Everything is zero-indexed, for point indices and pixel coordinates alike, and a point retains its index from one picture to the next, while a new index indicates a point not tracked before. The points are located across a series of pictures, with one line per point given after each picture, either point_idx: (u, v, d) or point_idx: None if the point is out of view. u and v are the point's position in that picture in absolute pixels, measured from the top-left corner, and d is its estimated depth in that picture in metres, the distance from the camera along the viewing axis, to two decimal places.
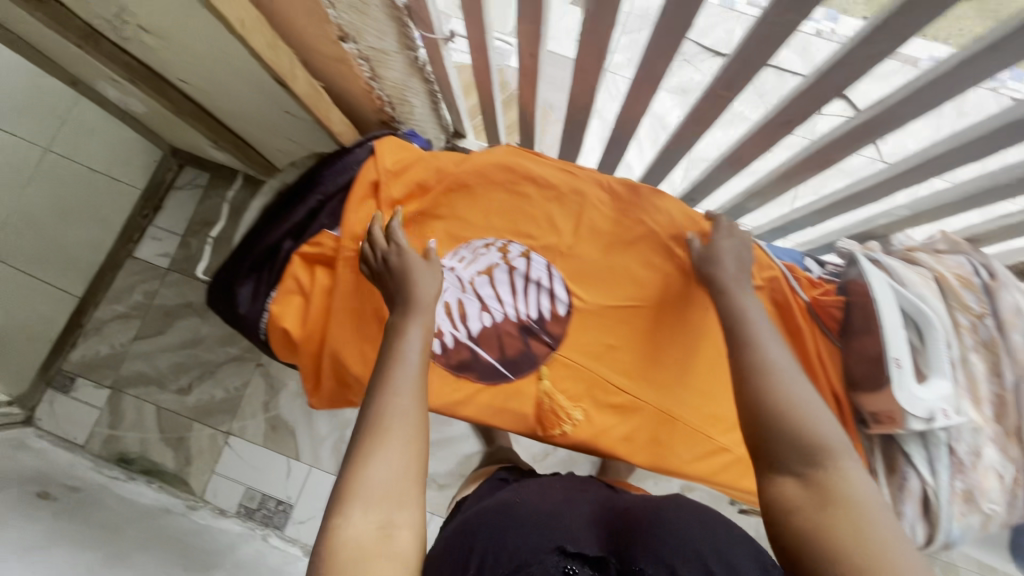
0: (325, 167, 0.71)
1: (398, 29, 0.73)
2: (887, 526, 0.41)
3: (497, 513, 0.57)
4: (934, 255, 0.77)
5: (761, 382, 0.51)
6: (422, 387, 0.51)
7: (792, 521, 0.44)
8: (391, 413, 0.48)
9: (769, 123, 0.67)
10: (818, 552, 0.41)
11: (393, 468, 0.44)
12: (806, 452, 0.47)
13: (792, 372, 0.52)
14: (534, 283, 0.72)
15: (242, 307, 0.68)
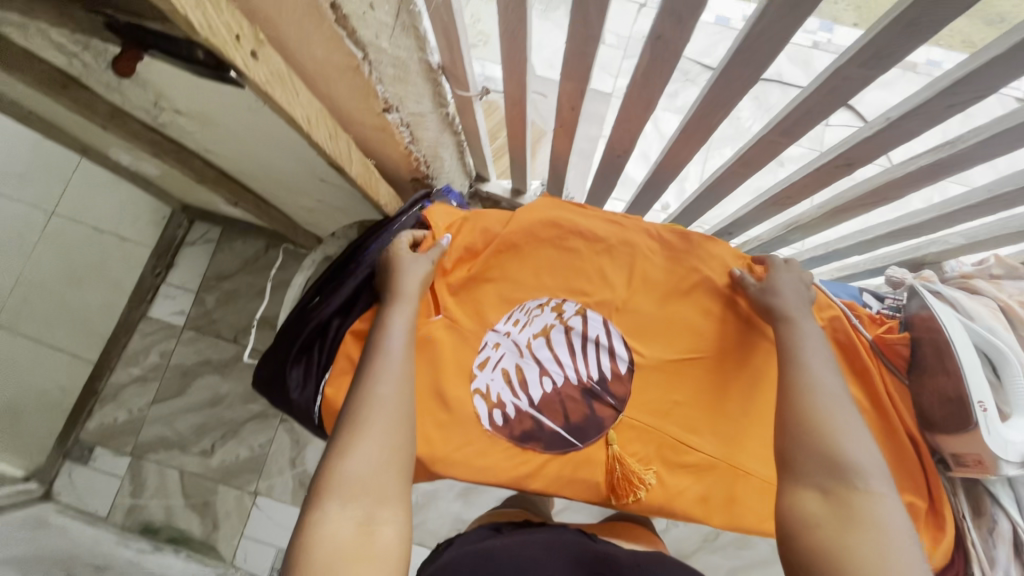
0: (371, 239, 0.69)
1: (432, 90, 0.72)
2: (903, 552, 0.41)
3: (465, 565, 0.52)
4: (992, 282, 0.76)
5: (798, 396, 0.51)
6: (408, 379, 0.51)
7: (811, 537, 0.44)
8: (381, 398, 0.48)
9: (826, 165, 0.65)
10: (826, 568, 0.42)
11: (378, 460, 0.44)
12: (829, 465, 0.46)
13: (831, 393, 0.51)
14: (592, 342, 0.69)
15: (293, 392, 0.64)
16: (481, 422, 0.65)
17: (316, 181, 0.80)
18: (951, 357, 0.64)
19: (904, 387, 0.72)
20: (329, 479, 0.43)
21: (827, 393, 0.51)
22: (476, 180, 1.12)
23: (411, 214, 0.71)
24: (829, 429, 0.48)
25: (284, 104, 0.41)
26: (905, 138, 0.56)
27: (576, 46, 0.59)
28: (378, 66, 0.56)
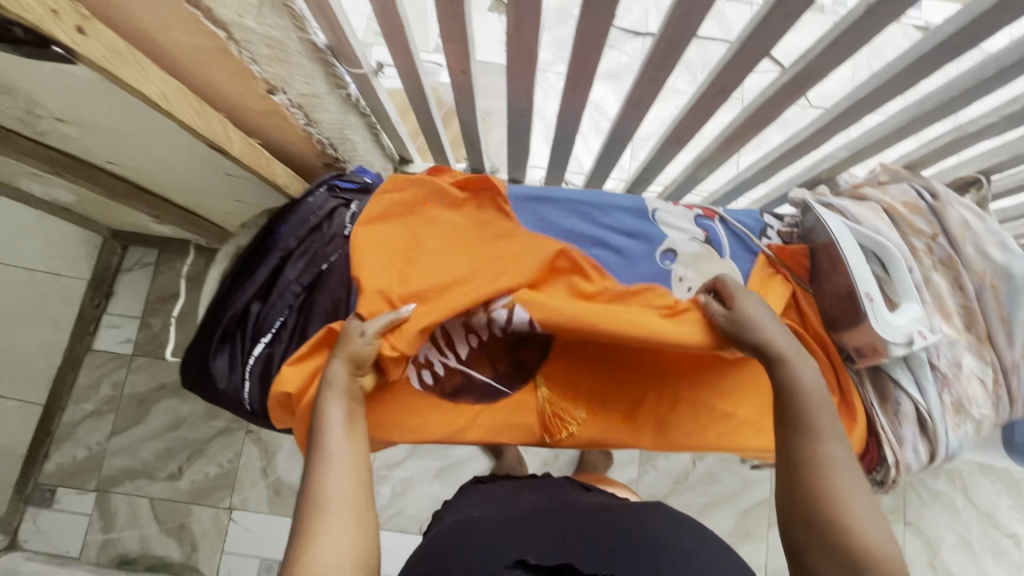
0: (280, 223, 0.70)
1: (325, 70, 0.73)
2: None
3: (464, 534, 0.54)
4: (879, 188, 0.81)
5: (816, 478, 0.49)
6: (360, 476, 0.51)
7: None
8: (332, 493, 0.48)
9: (705, 95, 0.69)
10: None
11: (338, 554, 0.44)
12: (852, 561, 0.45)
13: (848, 471, 0.50)
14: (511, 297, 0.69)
15: (221, 381, 0.66)
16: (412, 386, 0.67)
17: (224, 177, 0.79)
18: (841, 258, 0.68)
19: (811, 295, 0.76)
20: None
21: (845, 470, 0.49)
22: (400, 162, 1.13)
23: (319, 194, 0.71)
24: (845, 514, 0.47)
25: (132, 81, 0.41)
26: (762, 56, 0.59)
27: (444, 5, 0.60)
28: (250, 46, 0.57)
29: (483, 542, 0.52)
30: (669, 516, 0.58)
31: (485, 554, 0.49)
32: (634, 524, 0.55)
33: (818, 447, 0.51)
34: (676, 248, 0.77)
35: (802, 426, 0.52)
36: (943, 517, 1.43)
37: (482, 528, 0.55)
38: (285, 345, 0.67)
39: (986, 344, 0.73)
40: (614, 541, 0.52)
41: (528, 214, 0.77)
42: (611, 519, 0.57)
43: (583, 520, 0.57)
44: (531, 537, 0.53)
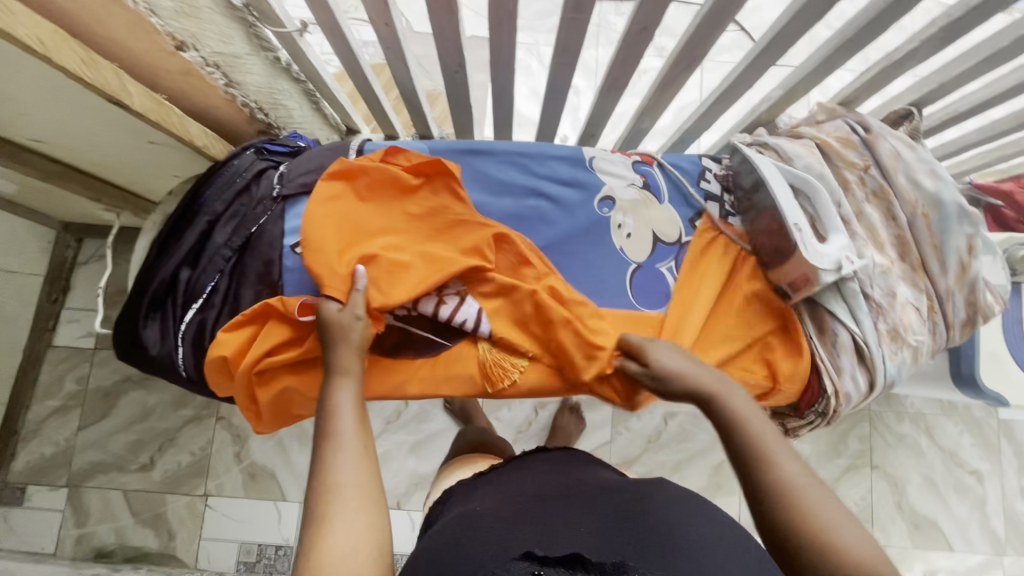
0: (207, 187, 0.68)
1: (245, 31, 0.71)
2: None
3: (467, 531, 0.49)
4: (816, 126, 0.81)
5: (782, 501, 0.50)
6: (367, 459, 0.53)
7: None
8: (343, 480, 0.50)
9: (628, 35, 0.68)
10: None
11: (355, 540, 0.46)
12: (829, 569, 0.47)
13: (807, 486, 0.51)
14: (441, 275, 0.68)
15: (152, 349, 0.65)
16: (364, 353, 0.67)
17: (151, 147, 0.77)
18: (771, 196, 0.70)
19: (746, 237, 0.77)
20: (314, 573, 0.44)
21: (808, 488, 0.50)
22: (347, 133, 1.11)
23: (246, 155, 0.70)
24: (807, 525, 0.48)
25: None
26: None
27: None
28: None
29: (489, 544, 0.46)
30: (680, 495, 0.53)
31: (491, 554, 0.45)
32: (642, 509, 0.51)
33: (777, 470, 0.52)
34: (614, 194, 0.77)
35: (754, 453, 0.54)
36: (908, 459, 1.47)
37: (488, 522, 0.50)
38: (217, 311, 0.66)
39: (920, 272, 0.74)
40: (623, 532, 0.48)
41: (463, 168, 0.76)
42: (615, 500, 0.52)
43: (590, 501, 0.53)
44: (540, 530, 0.48)
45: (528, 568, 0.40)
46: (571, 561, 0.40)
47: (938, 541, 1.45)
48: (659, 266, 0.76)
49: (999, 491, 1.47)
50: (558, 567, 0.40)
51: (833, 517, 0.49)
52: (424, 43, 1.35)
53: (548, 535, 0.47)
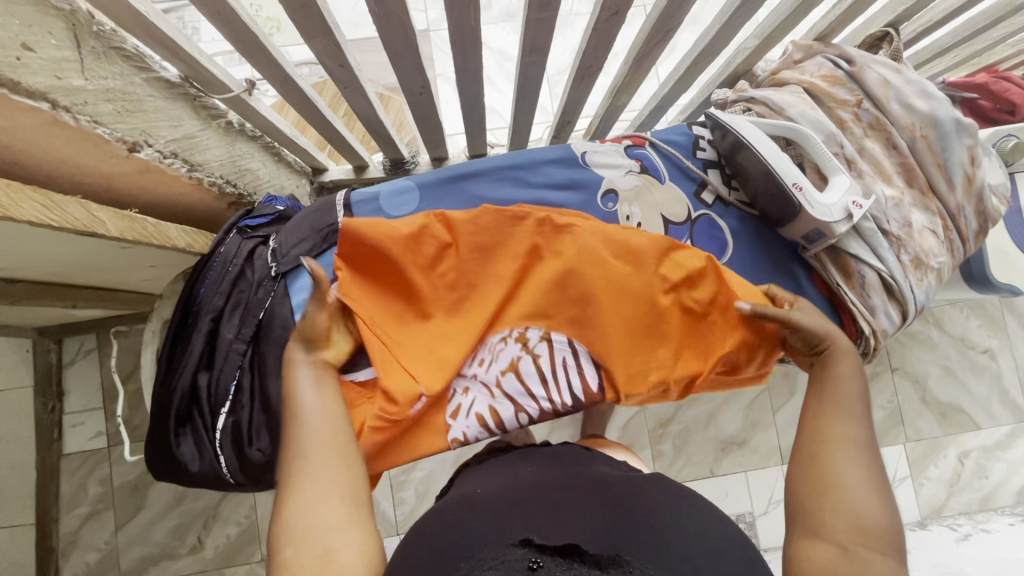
0: (199, 284, 0.64)
1: (191, 106, 0.64)
2: (865, 500, 0.48)
3: (464, 514, 0.46)
4: (795, 67, 0.79)
5: (830, 444, 0.52)
6: (332, 418, 0.53)
7: (799, 476, 0.52)
8: (306, 445, 0.50)
9: (599, 22, 0.64)
10: (811, 487, 0.50)
11: (320, 498, 0.47)
12: (842, 515, 0.47)
13: (853, 448, 0.52)
14: (563, 366, 0.64)
15: (193, 466, 0.62)
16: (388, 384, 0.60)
17: (122, 250, 0.71)
18: (756, 156, 0.69)
19: (754, 212, 0.76)
20: (282, 534, 0.45)
21: (857, 451, 0.51)
22: (314, 174, 1.05)
23: (231, 239, 0.66)
24: (832, 471, 0.50)
25: None
26: None
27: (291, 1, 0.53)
28: (85, 108, 0.49)
29: (478, 527, 0.44)
30: (679, 494, 0.49)
31: (483, 530, 0.43)
32: (639, 503, 0.47)
33: (830, 425, 0.54)
34: (615, 186, 0.75)
35: (828, 403, 0.56)
36: (924, 353, 1.52)
37: (491, 509, 0.46)
38: (248, 409, 0.63)
39: (930, 195, 0.74)
40: (612, 525, 0.44)
41: (458, 196, 0.73)
42: (610, 495, 0.48)
43: (584, 492, 0.49)
44: (543, 516, 0.45)
45: (527, 557, 0.40)
46: (569, 551, 0.41)
47: (966, 424, 1.51)
48: None
49: (1011, 363, 1.54)
50: (555, 555, 0.40)
51: (868, 485, 0.49)
52: (367, 54, 1.28)
53: (543, 518, 0.44)
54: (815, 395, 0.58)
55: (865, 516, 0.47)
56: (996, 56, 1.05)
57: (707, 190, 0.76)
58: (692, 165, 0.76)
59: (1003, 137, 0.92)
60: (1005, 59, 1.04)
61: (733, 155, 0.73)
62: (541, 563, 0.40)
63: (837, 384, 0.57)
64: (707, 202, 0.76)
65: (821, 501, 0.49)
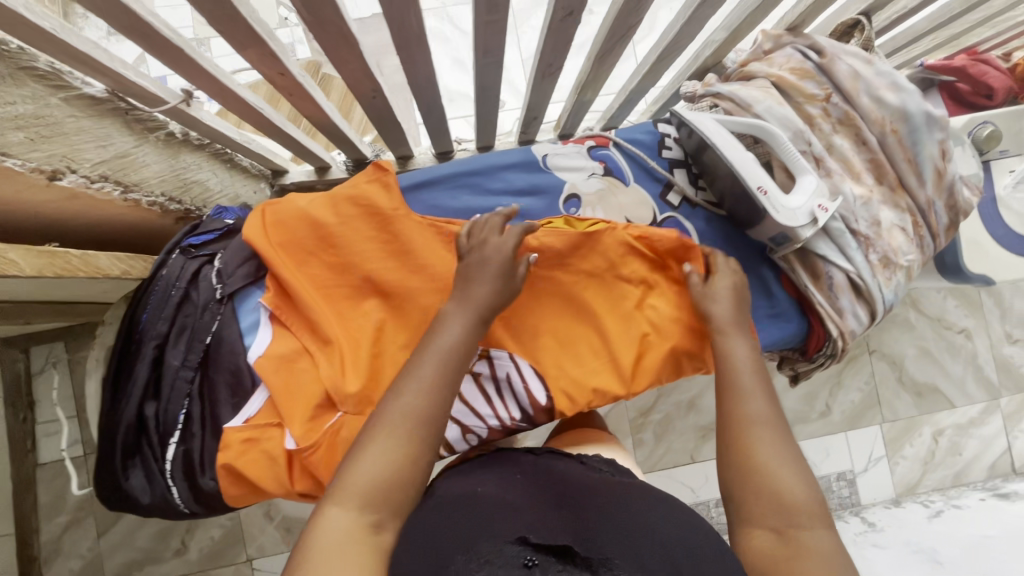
0: (141, 310, 0.61)
1: (123, 121, 0.61)
2: (789, 479, 0.52)
3: (467, 510, 0.47)
4: (765, 59, 0.76)
5: (738, 433, 0.57)
6: (448, 378, 0.54)
7: (730, 470, 0.56)
8: (407, 405, 0.52)
9: (553, 23, 0.60)
10: (741, 477, 0.54)
11: (384, 469, 0.49)
12: (767, 504, 0.52)
13: (764, 427, 0.56)
14: (505, 381, 0.66)
15: (143, 497, 0.61)
16: (316, 420, 0.61)
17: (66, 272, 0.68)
18: (721, 157, 0.66)
19: (723, 212, 0.74)
20: (347, 486, 0.49)
21: (764, 427, 0.56)
22: (274, 177, 1.00)
23: (174, 260, 0.63)
24: (752, 458, 0.54)
25: None
26: None
27: (211, 11, 0.49)
28: None
29: (485, 521, 0.45)
30: (659, 501, 0.51)
31: (490, 526, 0.45)
32: (619, 506, 0.50)
33: (740, 408, 0.58)
34: (578, 191, 0.72)
35: (728, 388, 0.60)
36: (902, 335, 1.53)
37: (491, 510, 0.47)
38: (200, 437, 0.61)
39: (900, 191, 0.72)
40: (603, 524, 0.47)
41: (415, 206, 0.70)
42: (597, 499, 0.51)
43: (583, 500, 0.51)
44: (541, 516, 0.47)
45: (522, 553, 0.41)
46: (563, 552, 0.42)
47: (941, 403, 1.53)
48: None
49: (987, 342, 1.55)
50: (548, 554, 0.42)
51: (778, 460, 0.54)
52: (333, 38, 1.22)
53: (543, 523, 0.46)
54: (719, 378, 0.62)
55: (790, 490, 0.52)
56: (976, 37, 1.01)
57: (673, 191, 0.74)
58: (657, 165, 0.73)
59: (980, 124, 0.91)
60: (984, 40, 1.01)
61: (699, 155, 0.71)
62: (536, 562, 0.41)
63: (733, 370, 0.61)
64: (673, 203, 0.74)
65: (753, 487, 0.53)
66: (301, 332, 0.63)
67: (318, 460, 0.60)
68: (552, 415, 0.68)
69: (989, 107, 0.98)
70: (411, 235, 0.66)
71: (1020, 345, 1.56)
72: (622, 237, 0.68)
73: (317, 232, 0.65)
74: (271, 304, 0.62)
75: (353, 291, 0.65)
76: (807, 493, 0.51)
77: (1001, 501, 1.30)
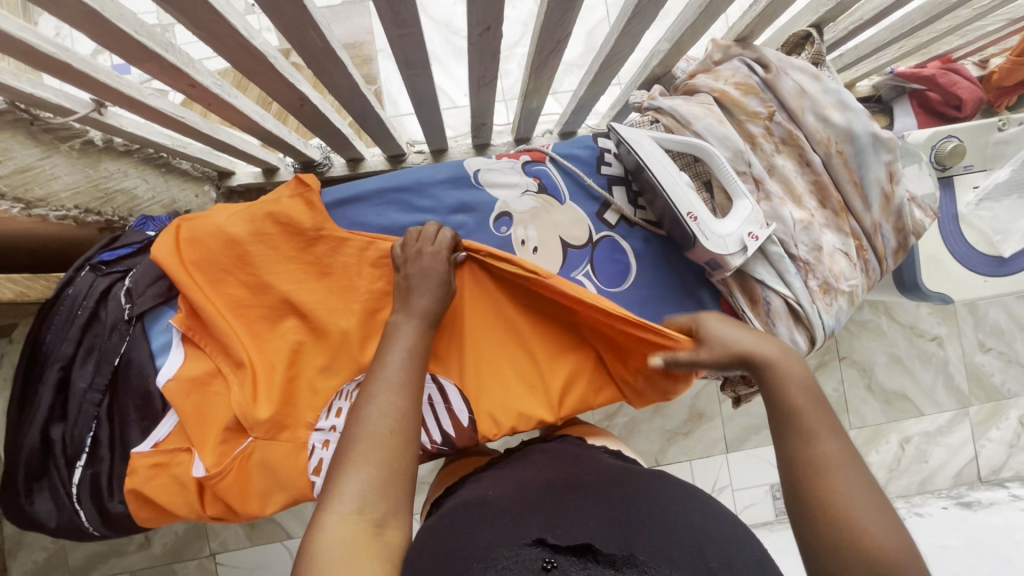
0: (47, 331, 0.60)
1: (27, 132, 0.58)
2: (880, 530, 0.43)
3: (478, 515, 0.46)
4: (712, 71, 0.72)
5: (816, 482, 0.47)
6: (413, 382, 0.53)
7: (805, 522, 0.46)
8: (382, 411, 0.50)
9: (473, 36, 0.57)
10: (823, 529, 0.45)
11: (371, 479, 0.46)
12: (848, 557, 0.43)
13: (844, 469, 0.47)
14: (427, 404, 0.65)
15: (50, 520, 0.61)
16: (226, 446, 0.59)
17: None
18: (654, 179, 0.64)
19: (661, 233, 0.71)
20: (338, 498, 0.45)
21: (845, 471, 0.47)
22: (220, 178, 0.97)
23: (82, 278, 0.62)
24: (833, 505, 0.45)
25: None
26: None
27: (90, 27, 0.46)
28: None
29: (500, 534, 0.41)
30: (681, 492, 0.48)
31: (504, 538, 0.41)
32: (642, 504, 0.45)
33: (814, 450, 0.48)
34: (510, 208, 0.70)
35: (796, 428, 0.50)
36: (873, 342, 1.51)
37: (505, 516, 0.44)
38: (108, 461, 0.60)
39: (844, 214, 0.69)
40: (624, 523, 0.42)
41: (340, 223, 0.69)
42: (618, 492, 0.48)
43: (599, 497, 0.47)
44: (560, 517, 0.43)
45: (541, 557, 0.37)
46: (582, 550, 0.38)
47: (910, 411, 1.52)
48: (575, 274, 0.70)
49: (959, 350, 1.54)
50: (570, 555, 0.37)
51: (867, 509, 0.44)
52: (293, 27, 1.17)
53: (561, 526, 0.42)
54: (778, 416, 0.52)
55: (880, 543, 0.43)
56: (947, 45, 0.98)
57: (610, 210, 0.71)
58: (593, 183, 0.71)
59: (943, 138, 0.87)
60: (956, 49, 0.98)
61: (635, 173, 0.69)
62: (556, 564, 0.36)
63: (798, 407, 0.51)
64: (610, 222, 0.71)
65: (840, 541, 0.44)
66: (213, 353, 0.61)
67: (229, 486, 0.59)
68: (474, 438, 0.67)
69: (958, 119, 0.94)
70: (332, 254, 0.65)
71: (993, 354, 1.54)
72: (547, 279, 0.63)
73: (232, 249, 0.63)
74: (182, 326, 0.60)
75: (270, 312, 0.63)
76: (899, 544, 0.43)
77: (962, 510, 1.30)
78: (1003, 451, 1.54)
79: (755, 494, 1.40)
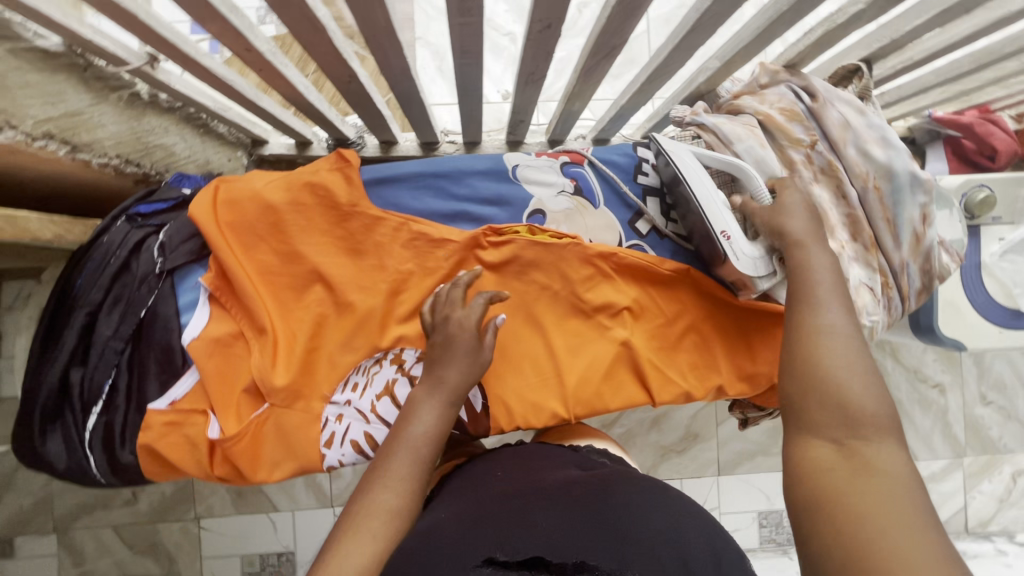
0: (79, 275, 0.61)
1: (80, 78, 0.59)
2: (864, 395, 0.44)
3: (422, 547, 0.42)
4: (758, 94, 0.73)
5: (809, 343, 0.49)
6: (421, 476, 0.51)
7: (794, 384, 0.48)
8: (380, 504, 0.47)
9: (532, 32, 0.57)
10: (804, 381, 0.47)
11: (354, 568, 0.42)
12: (829, 411, 0.45)
13: (840, 338, 0.49)
14: None
15: (59, 463, 0.61)
16: (242, 410, 0.60)
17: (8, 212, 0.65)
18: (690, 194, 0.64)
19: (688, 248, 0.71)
20: None
21: (841, 341, 0.48)
22: (253, 146, 0.97)
23: (118, 227, 0.62)
24: (827, 373, 0.46)
25: None
26: None
27: None
28: None
29: (443, 560, 0.39)
30: (656, 493, 0.47)
31: (452, 557, 0.39)
32: (595, 511, 0.44)
33: (816, 317, 0.50)
34: (544, 206, 0.71)
35: (804, 296, 0.53)
36: None
37: (454, 534, 0.42)
38: (123, 411, 0.60)
39: (873, 250, 0.69)
40: (575, 527, 0.42)
41: (376, 201, 0.69)
42: (573, 494, 0.46)
43: (549, 501, 0.46)
44: (514, 524, 0.42)
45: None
46: (533, 562, 0.39)
47: None
48: None
49: (959, 399, 1.54)
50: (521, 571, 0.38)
51: (850, 373, 0.46)
52: None
53: (510, 537, 0.41)
54: (791, 285, 0.55)
55: (861, 404, 0.44)
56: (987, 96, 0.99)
57: (642, 220, 0.72)
58: (629, 191, 0.71)
59: (975, 186, 0.88)
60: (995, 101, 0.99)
61: (671, 186, 0.69)
62: None
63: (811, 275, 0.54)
64: (640, 232, 0.71)
65: (826, 392, 0.45)
66: (236, 314, 0.62)
67: (242, 450, 0.59)
68: (485, 424, 0.68)
69: (991, 169, 0.96)
70: (363, 232, 0.65)
71: (993, 408, 1.55)
72: (586, 254, 0.66)
73: (268, 214, 0.63)
74: (210, 285, 0.61)
75: (296, 281, 0.64)
76: (883, 412, 0.43)
77: None
78: (993, 504, 1.54)
79: (741, 519, 1.40)
